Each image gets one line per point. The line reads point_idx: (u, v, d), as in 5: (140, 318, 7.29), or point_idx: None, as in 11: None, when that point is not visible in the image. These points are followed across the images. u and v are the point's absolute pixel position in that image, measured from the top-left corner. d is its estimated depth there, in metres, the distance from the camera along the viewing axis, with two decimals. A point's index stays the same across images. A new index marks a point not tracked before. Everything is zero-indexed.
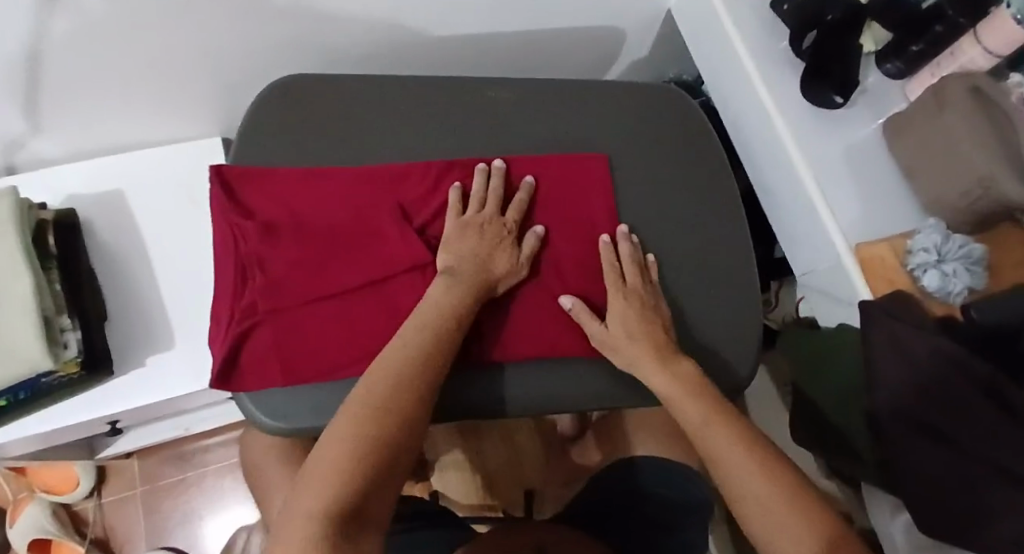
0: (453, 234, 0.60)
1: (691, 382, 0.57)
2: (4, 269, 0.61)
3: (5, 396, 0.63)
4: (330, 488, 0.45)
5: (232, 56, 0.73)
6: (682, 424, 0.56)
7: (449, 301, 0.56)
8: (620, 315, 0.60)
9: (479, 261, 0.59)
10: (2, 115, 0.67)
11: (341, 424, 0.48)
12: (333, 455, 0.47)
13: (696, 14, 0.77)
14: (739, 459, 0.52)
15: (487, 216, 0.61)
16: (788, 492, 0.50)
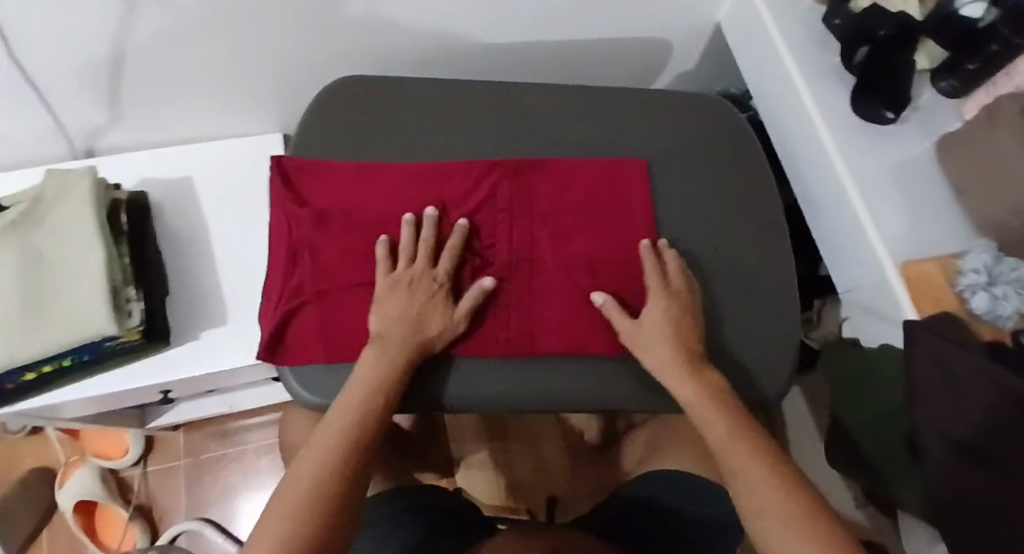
0: (384, 294, 0.60)
1: (716, 393, 0.58)
2: (80, 241, 0.65)
3: (71, 356, 0.67)
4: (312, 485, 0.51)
5: (297, 59, 0.76)
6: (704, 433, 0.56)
7: (379, 364, 0.57)
8: (651, 325, 0.61)
9: (411, 323, 0.59)
10: (88, 101, 0.72)
11: (330, 425, 0.54)
12: (323, 453, 0.52)
13: (746, 29, 0.77)
14: (753, 476, 0.52)
15: (418, 271, 0.61)
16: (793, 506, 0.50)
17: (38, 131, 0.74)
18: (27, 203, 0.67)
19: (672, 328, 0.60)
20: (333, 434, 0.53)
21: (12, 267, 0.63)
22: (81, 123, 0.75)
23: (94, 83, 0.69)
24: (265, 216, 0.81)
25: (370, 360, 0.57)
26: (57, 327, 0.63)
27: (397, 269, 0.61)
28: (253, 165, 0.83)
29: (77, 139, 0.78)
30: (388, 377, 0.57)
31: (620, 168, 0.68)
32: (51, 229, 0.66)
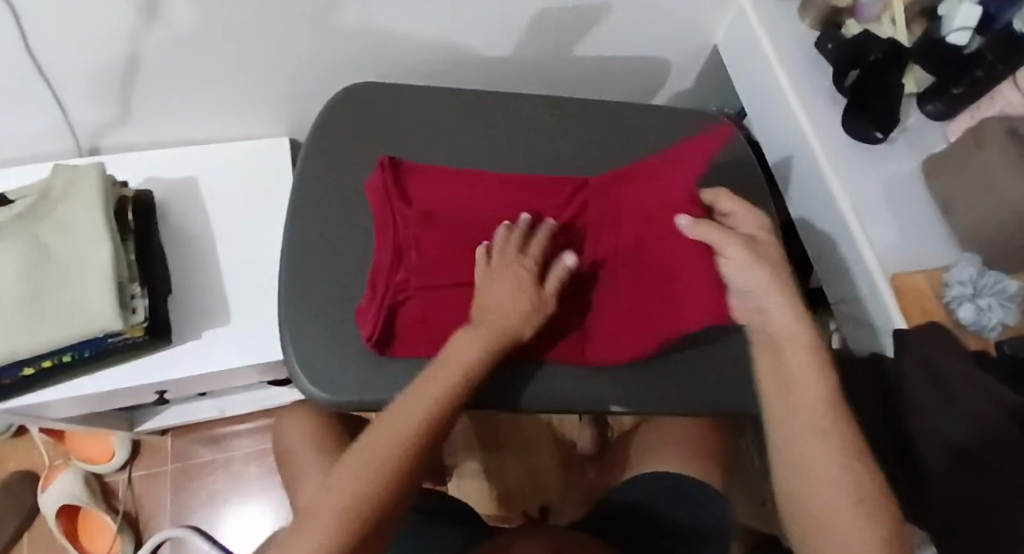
0: (487, 281, 0.60)
1: (817, 358, 0.55)
2: (86, 238, 0.65)
3: (72, 352, 0.66)
4: (392, 446, 0.50)
5: (309, 67, 0.78)
6: (792, 396, 0.54)
7: (468, 347, 0.56)
8: (748, 271, 0.59)
9: (502, 311, 0.58)
10: (98, 99, 0.72)
11: (419, 390, 0.54)
12: (402, 420, 0.52)
13: (743, 52, 0.81)
14: (829, 446, 0.51)
15: (517, 261, 0.60)
16: (872, 487, 0.49)
17: (46, 127, 0.74)
18: (33, 196, 0.67)
19: (754, 290, 0.59)
20: (418, 403, 0.53)
21: (17, 261, 0.63)
22: (89, 120, 0.75)
23: (108, 83, 0.70)
24: (269, 218, 0.81)
25: (464, 338, 0.57)
26: (61, 320, 0.63)
27: (506, 252, 0.61)
28: (259, 168, 0.84)
29: (83, 137, 0.78)
30: (476, 357, 0.56)
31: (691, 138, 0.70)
32: (58, 223, 0.66)
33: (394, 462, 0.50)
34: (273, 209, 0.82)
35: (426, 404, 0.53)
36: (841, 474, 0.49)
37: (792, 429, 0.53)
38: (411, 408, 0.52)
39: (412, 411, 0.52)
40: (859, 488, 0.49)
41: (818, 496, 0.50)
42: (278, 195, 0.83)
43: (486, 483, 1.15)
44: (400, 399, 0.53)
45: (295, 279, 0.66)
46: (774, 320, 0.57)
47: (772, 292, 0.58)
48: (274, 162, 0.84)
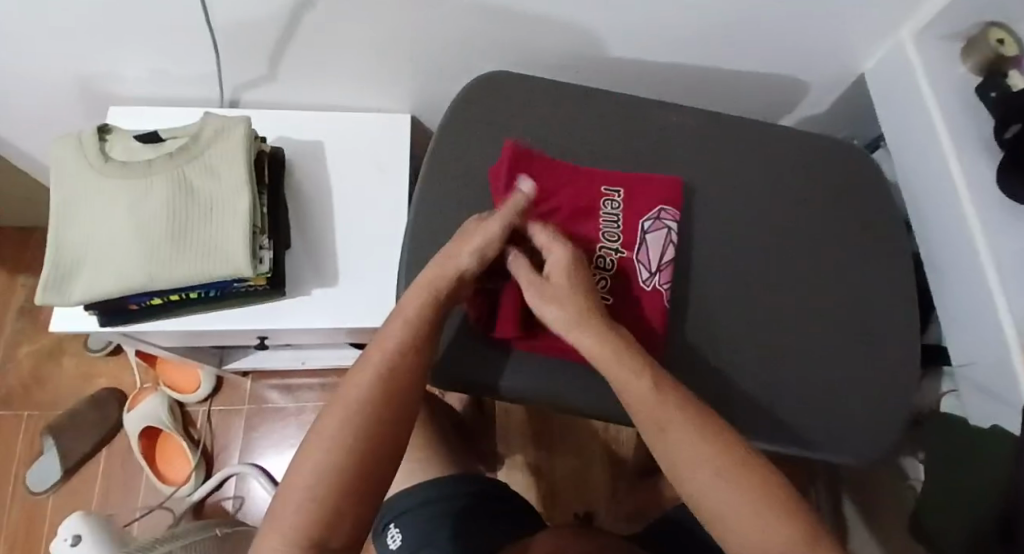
0: (457, 240, 0.61)
1: (627, 355, 0.56)
2: (228, 187, 0.68)
3: (199, 291, 0.71)
4: (337, 434, 0.51)
5: (452, 49, 0.78)
6: (626, 398, 0.54)
7: (406, 316, 0.57)
8: (546, 308, 0.59)
9: (438, 269, 0.59)
10: (251, 53, 0.74)
11: (357, 377, 0.54)
12: (345, 401, 0.53)
13: (897, 89, 0.78)
14: (681, 435, 0.51)
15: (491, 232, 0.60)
16: (740, 463, 0.49)
17: (196, 73, 0.77)
18: (184, 137, 0.70)
19: (566, 329, 0.58)
20: (359, 383, 0.54)
21: (165, 198, 0.66)
22: (236, 72, 0.78)
23: (264, 37, 0.72)
24: (387, 189, 0.83)
25: (405, 306, 0.58)
26: (197, 258, 0.66)
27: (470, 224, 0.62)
28: (383, 139, 0.85)
29: (226, 88, 0.81)
30: (414, 326, 0.57)
31: (526, 152, 0.67)
32: (203, 165, 0.69)
33: (343, 447, 0.51)
34: (391, 182, 0.83)
35: (366, 387, 0.54)
36: (697, 460, 0.49)
37: (637, 409, 0.54)
38: (347, 391, 0.54)
39: (350, 397, 0.53)
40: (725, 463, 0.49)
41: (685, 456, 0.50)
42: (398, 168, 0.84)
43: (534, 478, 1.15)
44: (336, 390, 0.54)
45: (417, 254, 0.67)
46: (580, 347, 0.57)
47: (568, 315, 0.58)
48: (397, 136, 0.85)
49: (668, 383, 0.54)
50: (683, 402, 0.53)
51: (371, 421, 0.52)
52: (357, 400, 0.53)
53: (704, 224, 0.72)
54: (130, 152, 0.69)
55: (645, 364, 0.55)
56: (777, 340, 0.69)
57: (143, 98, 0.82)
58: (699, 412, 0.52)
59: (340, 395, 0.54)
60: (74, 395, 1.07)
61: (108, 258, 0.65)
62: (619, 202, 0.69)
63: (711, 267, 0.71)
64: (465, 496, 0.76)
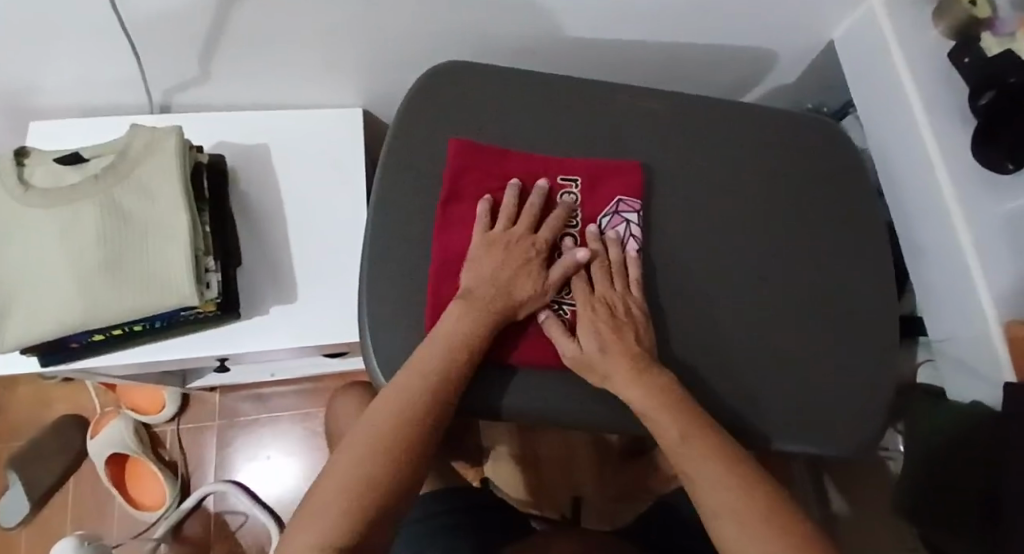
0: (475, 254, 0.61)
1: (666, 394, 0.55)
2: (164, 210, 0.63)
3: (144, 323, 0.66)
4: (345, 486, 0.47)
5: (397, 39, 0.73)
6: (658, 437, 0.54)
7: (459, 329, 0.56)
8: (610, 347, 0.57)
9: (497, 288, 0.59)
10: (179, 56, 0.69)
11: (372, 423, 0.51)
12: (359, 447, 0.50)
13: (868, 55, 0.75)
14: (711, 475, 0.50)
15: (513, 234, 0.61)
16: (764, 502, 0.48)
17: (120, 79, 0.72)
18: (111, 156, 0.64)
19: (605, 376, 0.57)
20: (379, 424, 0.51)
21: (94, 226, 0.61)
22: (164, 75, 0.72)
23: (188, 36, 0.66)
24: (341, 193, 0.78)
25: (459, 316, 0.57)
26: (137, 289, 0.61)
27: (493, 230, 0.62)
28: (333, 138, 0.80)
29: (154, 92, 0.75)
30: (467, 339, 0.56)
31: (473, 146, 0.65)
32: (134, 185, 0.63)
33: (349, 501, 0.47)
34: (345, 185, 0.78)
35: (383, 435, 0.50)
36: (712, 487, 0.50)
37: (668, 448, 0.53)
38: (363, 439, 0.50)
39: (361, 445, 0.50)
40: (740, 487, 0.49)
41: (710, 495, 0.50)
42: (352, 170, 0.79)
43: (521, 470, 1.10)
44: (349, 438, 0.51)
45: (376, 266, 0.62)
46: (622, 394, 0.56)
47: (614, 358, 0.57)
48: (348, 133, 0.80)
49: (701, 422, 0.54)
50: (706, 432, 0.53)
51: (394, 459, 0.49)
52: (380, 438, 0.50)
53: (679, 213, 0.68)
54: (53, 178, 0.63)
55: (683, 403, 0.55)
56: (755, 329, 0.67)
57: (66, 109, 0.76)
58: (722, 443, 0.52)
59: (369, 425, 0.51)
60: (33, 422, 1.02)
61: (41, 297, 0.61)
62: (577, 193, 0.66)
63: (686, 258, 0.68)
64: (449, 510, 0.74)
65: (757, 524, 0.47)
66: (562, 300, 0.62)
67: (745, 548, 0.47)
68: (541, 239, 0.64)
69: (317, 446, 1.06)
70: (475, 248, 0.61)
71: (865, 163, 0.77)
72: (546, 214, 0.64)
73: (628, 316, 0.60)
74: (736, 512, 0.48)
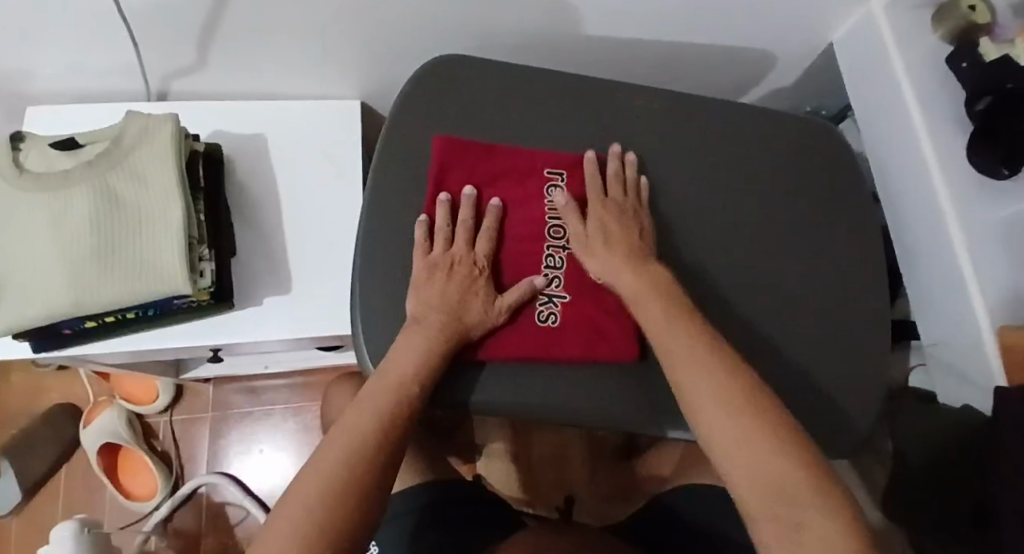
0: (419, 279, 0.60)
1: (656, 285, 0.59)
2: (157, 198, 0.63)
3: (136, 311, 0.66)
4: (320, 479, 0.48)
5: (395, 33, 0.73)
6: (642, 319, 0.57)
7: (407, 361, 0.56)
8: (615, 274, 0.60)
9: (447, 309, 0.58)
10: (176, 44, 0.69)
11: (348, 421, 0.52)
12: (337, 443, 0.51)
13: (867, 58, 0.75)
14: (687, 349, 0.53)
15: (458, 256, 0.60)
16: (729, 373, 0.51)
17: (118, 66, 0.72)
18: (105, 142, 0.65)
19: (604, 271, 0.61)
20: (356, 422, 0.52)
21: (88, 213, 0.61)
22: (163, 63, 0.72)
23: (186, 25, 0.66)
24: (338, 186, 0.78)
25: (409, 341, 0.56)
26: (128, 275, 0.61)
27: (431, 254, 0.61)
28: (332, 130, 0.80)
29: (153, 79, 0.75)
30: (418, 364, 0.56)
31: (459, 143, 0.64)
32: (127, 172, 0.63)
33: (325, 496, 0.47)
34: (341, 178, 0.79)
35: (360, 430, 0.52)
36: (693, 367, 0.52)
37: (651, 329, 0.56)
38: (339, 435, 0.51)
39: (338, 441, 0.51)
40: (710, 360, 0.52)
41: (681, 364, 0.53)
42: (349, 163, 0.79)
43: (512, 467, 1.09)
44: (326, 435, 0.52)
45: (367, 260, 0.62)
46: (617, 285, 0.60)
47: (613, 262, 0.60)
48: (346, 126, 0.80)
49: (684, 311, 0.57)
50: (686, 318, 0.56)
51: (375, 444, 0.51)
52: (356, 433, 0.51)
53: (672, 211, 0.68)
54: (47, 162, 0.63)
55: (671, 295, 0.58)
56: (750, 328, 0.67)
57: (65, 96, 0.76)
58: (710, 338, 0.54)
59: (348, 420, 0.53)
60: (26, 410, 1.03)
61: (33, 281, 0.61)
62: (564, 186, 0.65)
63: (681, 256, 0.67)
64: (443, 502, 0.72)
65: (731, 402, 0.49)
66: (554, 293, 0.62)
67: (708, 412, 0.49)
68: (530, 233, 0.64)
69: (310, 439, 1.06)
70: (422, 276, 0.60)
71: (861, 166, 0.77)
72: (531, 211, 0.64)
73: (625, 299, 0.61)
74: (714, 391, 0.50)
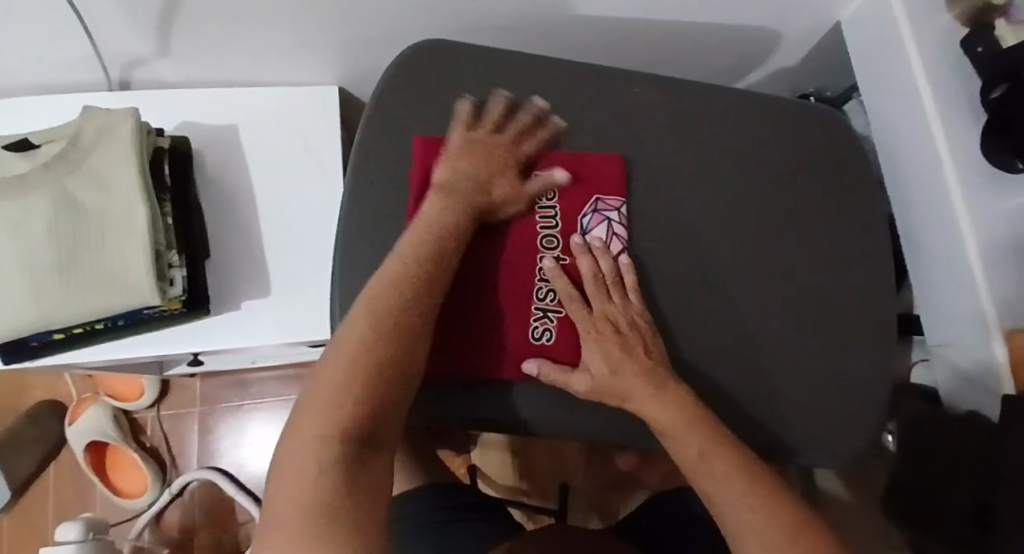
0: (461, 149, 0.59)
1: (686, 409, 0.54)
2: (120, 201, 0.60)
3: (105, 321, 0.63)
4: (330, 400, 0.46)
5: (370, 17, 0.68)
6: (677, 455, 0.54)
7: (406, 264, 0.52)
8: (621, 381, 0.55)
9: (474, 182, 0.58)
10: (136, 33, 0.64)
11: (344, 333, 0.49)
12: (339, 358, 0.48)
13: (875, 36, 0.71)
14: (734, 493, 0.51)
15: (493, 140, 0.60)
16: (781, 516, 0.50)
17: (73, 55, 0.67)
18: (61, 142, 0.61)
19: (624, 395, 0.55)
20: (353, 331, 0.49)
21: (46, 218, 0.58)
22: (121, 52, 0.68)
23: (144, 15, 0.62)
24: (317, 182, 0.74)
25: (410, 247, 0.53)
26: (91, 287, 0.58)
27: (470, 131, 0.60)
28: (306, 121, 0.76)
29: (113, 68, 0.71)
30: (449, 227, 0.55)
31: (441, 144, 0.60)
32: (88, 176, 0.60)
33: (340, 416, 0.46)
34: (320, 174, 0.75)
35: (359, 344, 0.49)
36: (740, 506, 0.51)
37: (688, 464, 0.53)
38: (340, 347, 0.49)
39: (339, 356, 0.48)
40: (762, 505, 0.51)
41: (732, 511, 0.51)
42: (326, 157, 0.75)
43: (507, 456, 1.08)
44: (326, 353, 0.49)
45: (346, 268, 0.58)
46: (644, 415, 0.54)
47: (631, 383, 0.55)
48: (322, 116, 0.76)
49: (721, 437, 0.53)
50: (726, 446, 0.53)
51: (376, 365, 0.48)
52: (355, 347, 0.48)
53: (668, 206, 0.64)
54: (1, 166, 0.60)
55: (705, 421, 0.54)
56: (749, 331, 0.64)
57: (19, 87, 0.72)
58: (748, 461, 0.53)
59: (346, 331, 0.50)
60: (11, 407, 1.01)
61: None
62: (555, 190, 0.61)
63: (677, 256, 0.63)
64: (424, 509, 0.70)
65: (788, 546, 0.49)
66: (549, 307, 0.59)
67: None
68: (522, 240, 0.59)
69: None
70: (457, 142, 0.60)
71: (868, 155, 0.73)
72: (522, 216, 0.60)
73: (634, 330, 0.57)
74: (771, 538, 0.49)
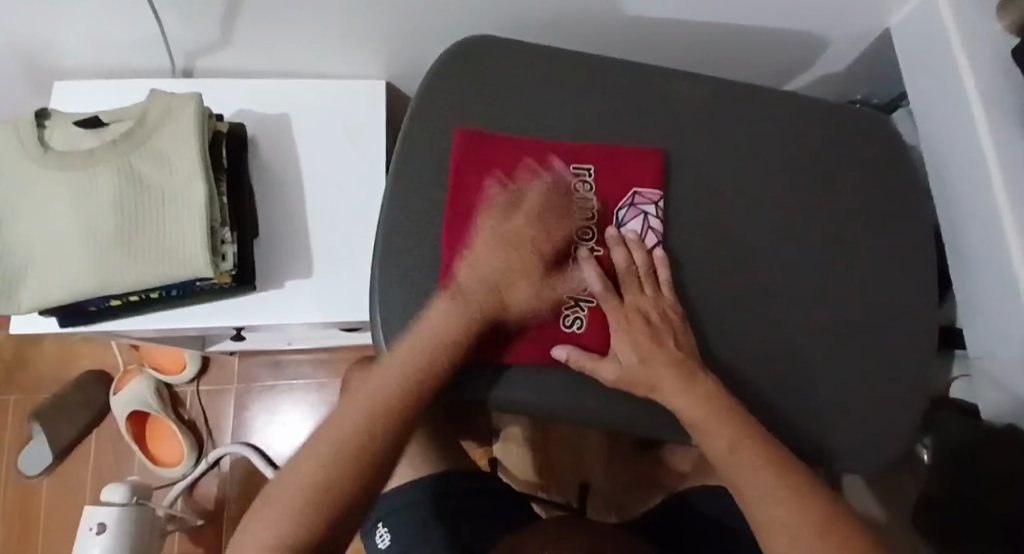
0: (481, 244, 0.58)
1: (716, 403, 0.54)
2: (180, 176, 0.63)
3: (160, 291, 0.66)
4: (307, 483, 0.48)
5: (423, 13, 0.71)
6: (706, 447, 0.54)
7: (412, 354, 0.53)
8: (650, 372, 0.56)
9: (493, 289, 0.57)
10: (201, 21, 0.67)
11: (337, 422, 0.51)
12: (324, 443, 0.50)
13: (925, 45, 0.71)
14: (762, 483, 0.52)
15: (528, 233, 0.59)
16: (807, 508, 0.50)
17: (141, 42, 0.71)
18: (129, 121, 0.64)
19: (653, 386, 0.56)
20: (350, 418, 0.51)
21: (111, 190, 0.61)
22: (185, 39, 0.71)
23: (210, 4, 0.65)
24: (362, 169, 0.77)
25: (414, 345, 0.54)
26: (149, 257, 0.61)
27: (500, 222, 0.59)
28: (356, 110, 0.78)
29: (177, 55, 0.74)
30: (458, 331, 0.54)
31: (478, 136, 0.62)
32: (151, 152, 0.63)
33: (312, 499, 0.48)
34: (366, 161, 0.77)
35: (349, 437, 0.50)
36: (765, 497, 0.51)
37: (716, 456, 0.54)
38: (330, 432, 0.51)
39: (327, 443, 0.50)
40: (789, 499, 0.51)
41: (757, 501, 0.52)
42: (371, 146, 0.77)
43: (527, 452, 1.09)
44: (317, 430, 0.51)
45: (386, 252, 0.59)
46: (673, 406, 0.55)
47: (661, 373, 0.55)
48: (370, 106, 0.78)
49: (750, 431, 0.54)
50: (754, 439, 0.53)
51: (361, 459, 0.50)
52: (346, 436, 0.50)
53: (706, 205, 0.65)
54: (71, 142, 0.63)
55: (735, 415, 0.54)
56: (783, 333, 0.64)
57: (89, 71, 0.76)
58: (777, 454, 0.53)
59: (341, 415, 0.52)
60: (61, 376, 1.06)
61: (56, 259, 0.61)
62: (592, 182, 0.62)
63: (714, 255, 0.64)
64: (448, 494, 0.71)
65: (814, 539, 0.49)
66: (581, 297, 0.60)
67: None
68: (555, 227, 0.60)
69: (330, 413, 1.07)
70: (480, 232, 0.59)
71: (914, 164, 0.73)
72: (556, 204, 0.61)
73: (664, 323, 0.58)
74: (796, 530, 0.50)
